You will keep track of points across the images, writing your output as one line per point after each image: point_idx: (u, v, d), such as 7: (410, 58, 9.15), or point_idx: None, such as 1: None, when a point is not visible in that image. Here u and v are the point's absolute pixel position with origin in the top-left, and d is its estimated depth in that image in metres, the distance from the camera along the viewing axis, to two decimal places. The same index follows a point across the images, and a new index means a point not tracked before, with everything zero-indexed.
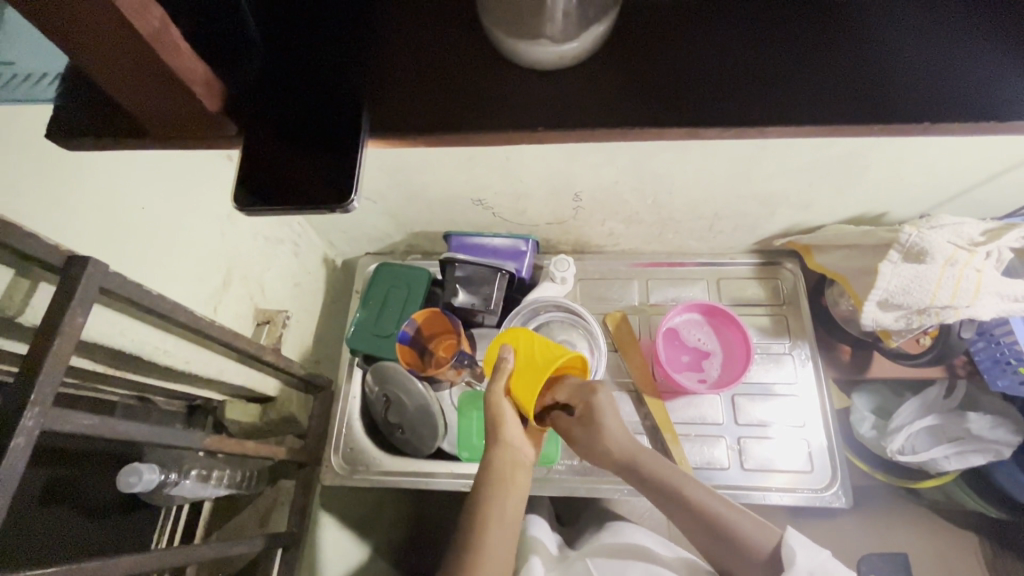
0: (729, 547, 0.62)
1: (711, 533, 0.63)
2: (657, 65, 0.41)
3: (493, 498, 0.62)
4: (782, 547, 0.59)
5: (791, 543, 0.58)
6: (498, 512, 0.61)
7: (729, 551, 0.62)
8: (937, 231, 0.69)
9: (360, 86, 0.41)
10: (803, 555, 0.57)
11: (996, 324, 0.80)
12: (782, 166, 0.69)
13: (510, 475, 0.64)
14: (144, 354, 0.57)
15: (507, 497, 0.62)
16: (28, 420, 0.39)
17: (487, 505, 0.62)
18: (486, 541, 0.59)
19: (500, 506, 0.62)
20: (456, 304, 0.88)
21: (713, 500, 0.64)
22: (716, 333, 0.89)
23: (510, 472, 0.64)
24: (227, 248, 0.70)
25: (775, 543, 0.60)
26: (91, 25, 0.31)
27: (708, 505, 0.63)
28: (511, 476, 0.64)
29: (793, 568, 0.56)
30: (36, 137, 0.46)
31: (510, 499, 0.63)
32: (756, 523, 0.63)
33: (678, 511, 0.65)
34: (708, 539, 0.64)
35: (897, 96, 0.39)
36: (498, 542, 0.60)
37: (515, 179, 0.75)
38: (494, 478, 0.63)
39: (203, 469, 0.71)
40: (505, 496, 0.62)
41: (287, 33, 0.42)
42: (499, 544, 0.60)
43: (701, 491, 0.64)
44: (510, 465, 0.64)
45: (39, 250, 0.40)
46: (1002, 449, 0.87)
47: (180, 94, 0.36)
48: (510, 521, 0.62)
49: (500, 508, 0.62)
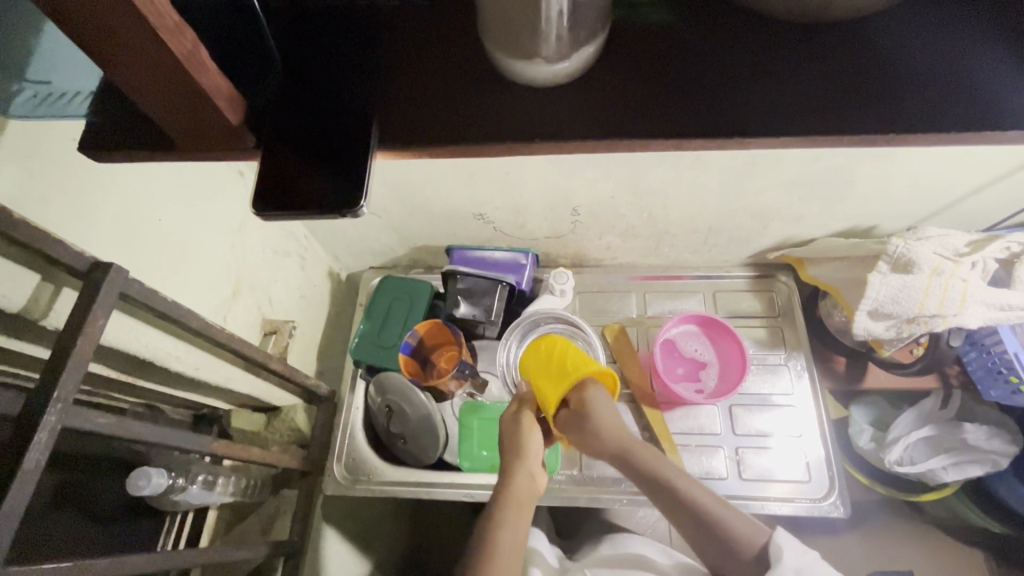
0: (727, 551, 0.62)
1: (712, 540, 0.63)
2: (655, 82, 0.44)
3: (504, 514, 0.64)
4: (771, 545, 0.59)
5: (781, 541, 0.59)
6: (509, 528, 0.63)
7: (731, 557, 0.62)
8: (924, 242, 0.71)
9: (367, 101, 0.44)
10: (790, 553, 0.58)
11: (986, 334, 0.81)
12: (771, 180, 0.72)
13: (523, 496, 0.67)
14: (156, 359, 0.59)
15: (518, 515, 0.65)
16: (52, 415, 0.41)
17: (499, 519, 0.64)
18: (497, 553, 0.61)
19: (514, 527, 0.64)
20: (458, 315, 0.90)
21: (713, 501, 0.64)
22: (712, 344, 0.91)
23: (523, 492, 0.67)
24: (237, 260, 0.73)
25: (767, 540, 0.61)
26: (133, 48, 0.34)
27: (707, 505, 0.64)
28: (524, 497, 0.67)
29: (780, 564, 0.57)
30: (65, 150, 0.49)
31: (522, 517, 0.65)
32: (748, 521, 0.63)
33: (677, 511, 0.65)
34: (710, 547, 0.63)
35: (879, 109, 0.42)
36: (508, 557, 0.62)
37: (515, 194, 0.78)
38: (508, 496, 0.66)
39: (208, 476, 0.73)
40: (519, 520, 0.65)
41: (303, 54, 0.45)
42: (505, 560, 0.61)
43: (703, 491, 0.65)
44: (525, 485, 0.68)
45: (65, 255, 0.43)
46: (1000, 459, 0.88)
47: (206, 110, 0.40)
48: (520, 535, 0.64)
49: (513, 529, 0.64)
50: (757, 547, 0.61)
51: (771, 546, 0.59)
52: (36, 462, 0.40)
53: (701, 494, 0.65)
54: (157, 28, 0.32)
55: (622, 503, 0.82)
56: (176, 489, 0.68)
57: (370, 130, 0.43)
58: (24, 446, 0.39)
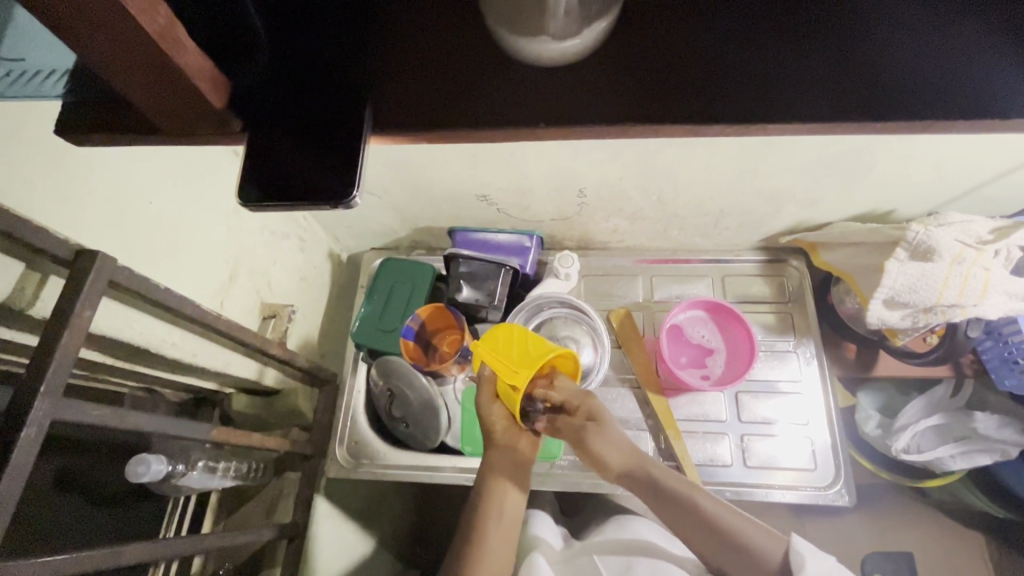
0: (740, 560, 0.61)
1: (721, 547, 0.62)
2: (667, 60, 0.41)
3: (496, 498, 0.66)
4: (792, 554, 0.59)
5: (803, 551, 0.59)
6: (499, 513, 0.66)
7: (722, 551, 0.62)
8: (945, 228, 0.68)
9: (363, 78, 0.41)
10: (811, 561, 0.58)
11: (1005, 324, 0.79)
12: (786, 163, 0.69)
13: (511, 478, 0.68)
14: (150, 346, 0.57)
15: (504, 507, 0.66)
16: (42, 409, 0.40)
17: (487, 505, 0.66)
18: (486, 537, 0.64)
19: (500, 505, 0.66)
20: (460, 299, 0.87)
21: (721, 508, 0.64)
22: (720, 330, 0.89)
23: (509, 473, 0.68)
24: (234, 244, 0.71)
25: (786, 551, 0.61)
26: (104, 27, 0.31)
27: (715, 512, 0.63)
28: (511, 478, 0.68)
29: (803, 573, 0.57)
30: (45, 133, 0.47)
31: (512, 499, 0.67)
32: (745, 519, 0.63)
33: (685, 520, 0.64)
34: (700, 538, 0.64)
35: (904, 93, 0.39)
36: (496, 536, 0.65)
37: (519, 175, 0.75)
38: (495, 481, 0.67)
39: (209, 461, 0.73)
40: (504, 497, 0.67)
41: (292, 31, 0.42)
42: (498, 537, 0.65)
43: (708, 497, 0.65)
44: (510, 467, 0.68)
45: (49, 243, 0.41)
46: (1009, 449, 0.87)
47: (186, 92, 0.37)
48: (510, 516, 0.66)
49: (499, 507, 0.66)
50: (777, 559, 0.60)
51: (792, 555, 0.60)
52: (25, 458, 0.39)
53: (708, 506, 0.64)
54: (128, 6, 0.30)
55: (625, 488, 0.81)
56: (177, 474, 0.68)
57: (365, 110, 0.41)
58: (11, 441, 0.38)
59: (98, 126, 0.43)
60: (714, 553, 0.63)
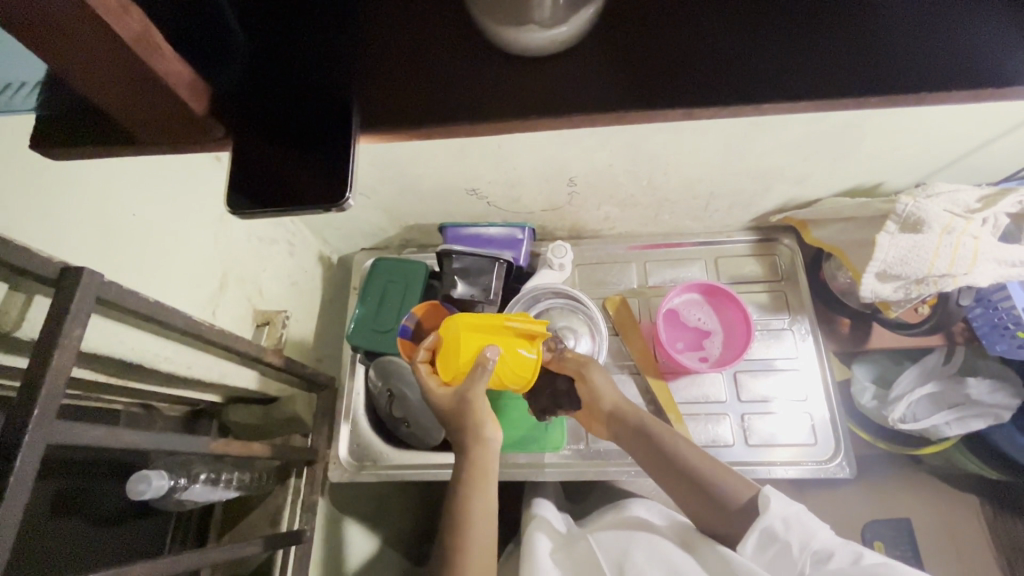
0: (721, 511, 0.63)
1: (704, 500, 0.64)
2: (660, 42, 0.40)
3: (473, 493, 0.62)
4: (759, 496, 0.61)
5: (768, 493, 0.60)
6: (480, 505, 0.62)
7: (721, 515, 0.63)
8: (933, 200, 0.69)
9: (348, 70, 0.40)
10: (777, 502, 0.60)
11: (995, 290, 0.81)
12: (773, 142, 0.69)
13: (487, 471, 0.65)
14: (144, 362, 0.56)
15: (486, 489, 0.63)
16: (35, 433, 0.38)
17: (468, 499, 0.62)
18: (469, 537, 0.60)
19: (481, 500, 0.62)
20: (455, 296, 0.84)
21: (702, 459, 0.66)
22: (716, 312, 0.89)
23: (486, 465, 0.65)
24: (222, 252, 0.69)
25: (755, 494, 0.62)
26: (74, 35, 0.31)
27: (699, 466, 0.66)
28: (488, 473, 0.65)
29: (768, 511, 0.59)
30: (20, 150, 0.45)
31: (489, 493, 0.64)
32: (740, 479, 0.64)
33: (678, 477, 0.67)
34: (693, 498, 0.65)
35: (900, 63, 0.38)
36: (479, 535, 0.61)
37: (509, 167, 0.74)
38: (475, 476, 0.64)
39: (211, 473, 0.72)
40: (485, 490, 0.63)
41: (268, 29, 0.40)
42: (480, 534, 0.61)
43: (692, 451, 0.67)
44: (488, 463, 0.65)
45: (32, 263, 0.40)
46: (1001, 412, 0.88)
47: (164, 100, 0.36)
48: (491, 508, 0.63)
49: (480, 502, 0.62)
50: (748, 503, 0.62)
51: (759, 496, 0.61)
52: (25, 483, 0.37)
53: (690, 456, 0.67)
54: (98, 9, 0.29)
55: (630, 474, 0.81)
56: (179, 488, 0.67)
57: (350, 109, 0.40)
58: (7, 468, 0.37)
59: (66, 136, 0.40)
60: (702, 509, 0.65)
